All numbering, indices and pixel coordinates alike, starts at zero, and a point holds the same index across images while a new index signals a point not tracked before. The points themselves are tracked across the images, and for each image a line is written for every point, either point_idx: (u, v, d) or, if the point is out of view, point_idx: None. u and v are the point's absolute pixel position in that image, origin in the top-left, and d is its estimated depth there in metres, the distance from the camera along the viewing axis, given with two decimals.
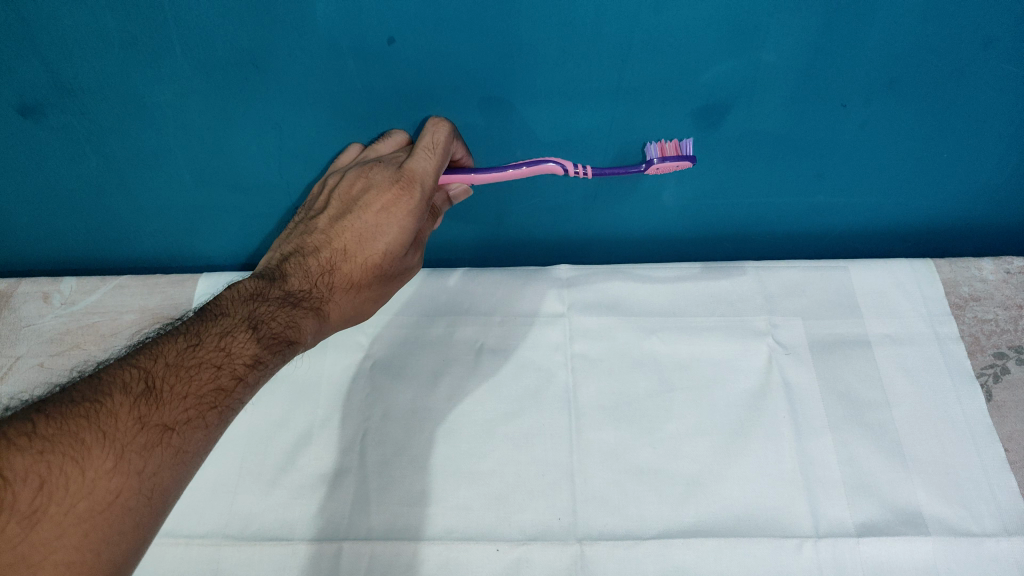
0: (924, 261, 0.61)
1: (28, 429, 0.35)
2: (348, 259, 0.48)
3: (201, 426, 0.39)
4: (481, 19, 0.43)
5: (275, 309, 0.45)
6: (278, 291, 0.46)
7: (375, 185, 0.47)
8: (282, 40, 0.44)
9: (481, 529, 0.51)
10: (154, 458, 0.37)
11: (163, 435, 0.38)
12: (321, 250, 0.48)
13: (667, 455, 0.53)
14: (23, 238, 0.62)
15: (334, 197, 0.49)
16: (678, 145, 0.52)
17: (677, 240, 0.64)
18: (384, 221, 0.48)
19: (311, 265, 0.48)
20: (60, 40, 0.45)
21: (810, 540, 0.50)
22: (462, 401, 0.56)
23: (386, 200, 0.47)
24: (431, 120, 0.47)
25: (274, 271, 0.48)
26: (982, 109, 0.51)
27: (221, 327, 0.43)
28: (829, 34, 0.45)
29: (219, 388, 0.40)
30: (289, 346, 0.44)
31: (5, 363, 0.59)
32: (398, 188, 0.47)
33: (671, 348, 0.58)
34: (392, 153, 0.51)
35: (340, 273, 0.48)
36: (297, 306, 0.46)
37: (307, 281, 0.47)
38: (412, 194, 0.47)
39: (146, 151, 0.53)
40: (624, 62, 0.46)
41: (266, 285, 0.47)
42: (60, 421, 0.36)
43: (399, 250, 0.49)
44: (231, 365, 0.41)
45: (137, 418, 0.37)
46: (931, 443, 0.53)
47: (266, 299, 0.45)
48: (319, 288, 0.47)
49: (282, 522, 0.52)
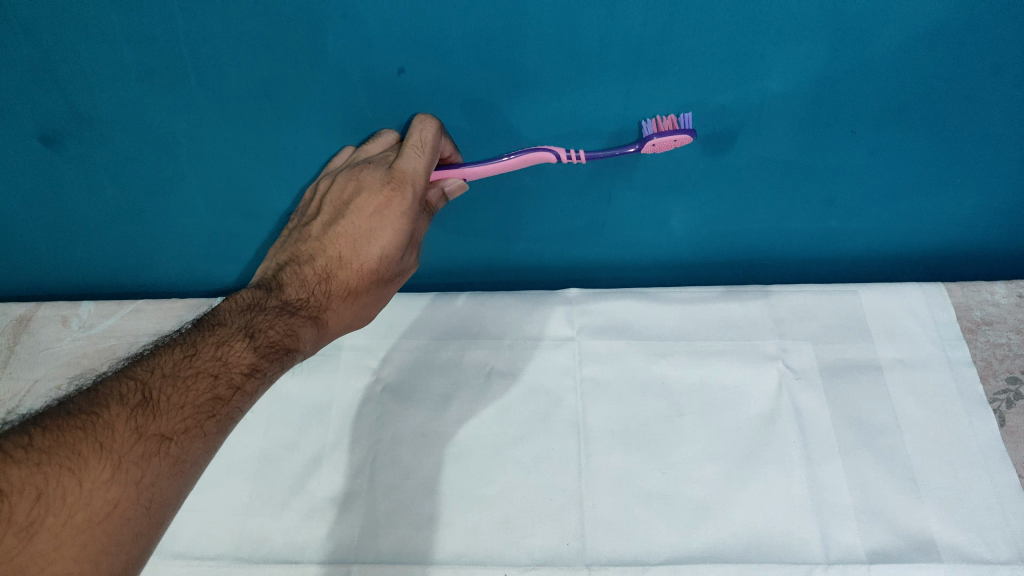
0: (936, 285, 0.60)
1: (24, 441, 0.36)
2: (344, 266, 0.49)
3: (199, 434, 0.40)
4: (488, 48, 0.44)
5: (273, 317, 0.46)
6: (276, 300, 0.47)
7: (366, 188, 0.48)
8: (295, 70, 0.46)
9: (490, 554, 0.51)
10: (152, 467, 0.38)
11: (161, 444, 0.38)
12: (316, 258, 0.49)
13: (676, 481, 0.53)
14: (44, 264, 0.63)
15: (327, 202, 0.50)
16: (676, 121, 0.48)
17: (687, 265, 0.64)
18: (378, 225, 0.48)
19: (308, 274, 0.49)
20: (78, 73, 0.46)
21: (821, 567, 0.50)
22: (472, 425, 0.56)
23: (379, 203, 0.48)
24: (416, 118, 0.46)
25: (272, 281, 0.49)
26: (990, 133, 0.51)
27: (218, 337, 0.44)
28: (833, 62, 0.45)
29: (217, 397, 0.41)
30: (288, 354, 0.45)
31: (23, 386, 0.61)
32: (390, 189, 0.47)
33: (681, 372, 0.58)
34: (382, 153, 0.49)
35: (337, 281, 0.49)
36: (296, 315, 0.47)
37: (304, 290, 0.48)
38: (404, 195, 0.47)
39: (162, 179, 0.54)
40: (630, 89, 0.47)
41: (265, 295, 0.48)
42: (55, 433, 0.37)
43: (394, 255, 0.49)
44: (229, 373, 0.42)
45: (134, 429, 0.38)
46: (943, 468, 0.53)
47: (264, 308, 0.46)
48: (317, 297, 0.48)
49: (293, 545, 0.52)
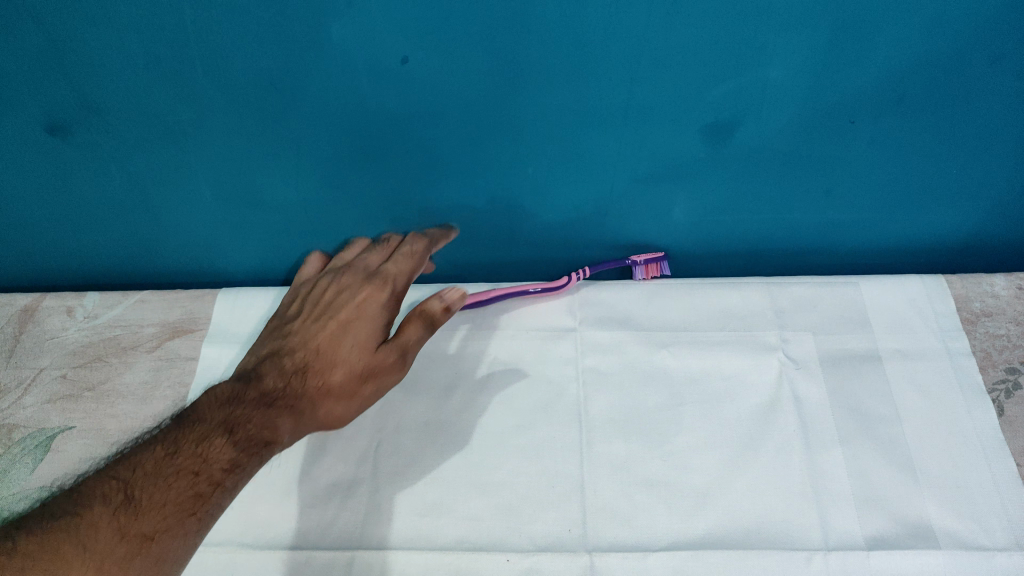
0: (935, 277, 0.62)
1: (9, 546, 0.38)
2: (321, 358, 0.52)
3: (179, 534, 0.41)
4: (494, 38, 0.44)
5: (253, 412, 0.48)
6: (254, 392, 0.49)
7: (346, 286, 0.55)
8: (301, 60, 0.46)
9: (491, 540, 0.51)
10: (134, 569, 0.39)
11: (143, 544, 0.40)
12: (295, 351, 0.52)
13: (676, 468, 0.53)
14: (49, 254, 0.64)
15: (309, 301, 0.56)
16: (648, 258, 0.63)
17: (688, 258, 0.65)
18: (355, 317, 0.53)
19: (285, 367, 0.51)
20: (86, 61, 0.47)
21: (821, 553, 0.50)
22: (475, 415, 0.56)
23: (359, 296, 0.54)
24: (410, 237, 0.57)
25: (251, 375, 0.51)
26: (989, 124, 0.51)
27: (199, 433, 0.46)
28: (835, 53, 0.46)
29: (197, 494, 0.43)
30: (265, 448, 0.46)
31: (29, 375, 0.60)
32: (371, 283, 0.55)
33: (682, 363, 0.58)
34: (361, 256, 0.58)
35: (315, 373, 0.51)
36: (273, 407, 0.48)
37: (281, 380, 0.50)
38: (383, 290, 0.54)
39: (167, 169, 0.55)
40: (634, 80, 0.47)
41: (243, 387, 0.49)
42: (40, 538, 0.39)
43: (369, 347, 0.52)
44: (209, 470, 0.44)
45: (117, 530, 0.40)
46: (942, 457, 0.53)
47: (242, 402, 0.48)
48: (295, 386, 0.50)
49: (296, 531, 0.52)
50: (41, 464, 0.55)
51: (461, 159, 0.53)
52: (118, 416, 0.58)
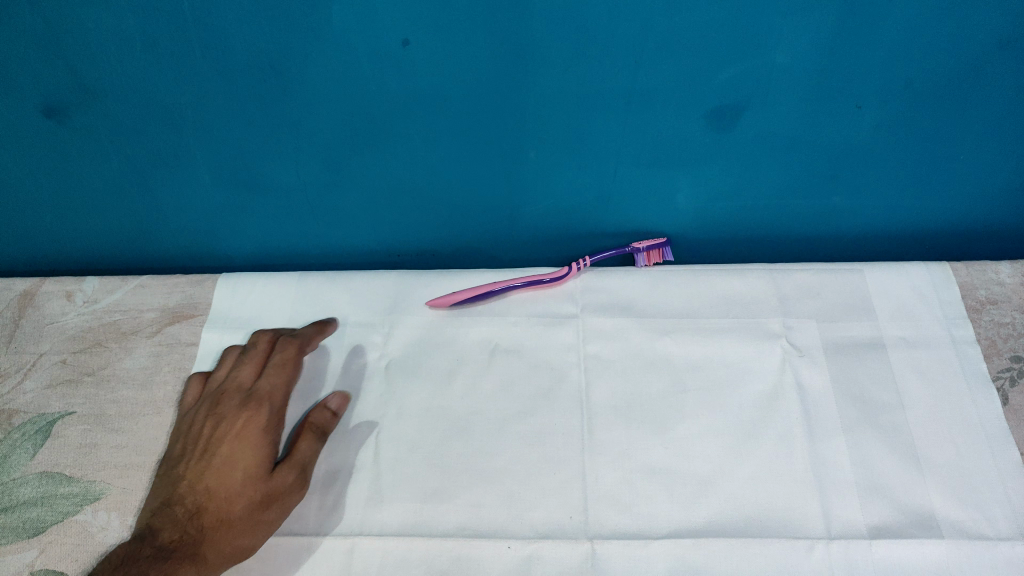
0: (940, 264, 0.61)
1: None
2: (213, 498, 0.50)
3: None
4: (496, 19, 0.44)
5: (147, 568, 0.46)
6: (149, 548, 0.48)
7: (223, 416, 0.53)
8: (301, 43, 0.46)
9: (493, 527, 0.50)
10: None
11: None
12: (186, 496, 0.50)
13: (678, 456, 0.53)
14: (47, 239, 0.63)
15: (183, 441, 0.53)
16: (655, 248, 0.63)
17: (691, 245, 0.64)
18: (236, 449, 0.51)
19: (178, 514, 0.50)
20: (83, 44, 0.46)
21: (822, 542, 0.49)
22: (476, 401, 0.56)
23: (238, 423, 0.53)
24: (282, 343, 0.57)
25: (145, 529, 0.49)
26: (996, 109, 0.51)
27: None
28: (841, 36, 0.45)
29: None
30: None
31: (29, 360, 0.60)
32: (251, 408, 0.53)
33: (685, 350, 0.58)
34: (231, 377, 0.56)
35: (209, 512, 0.49)
36: (167, 561, 0.47)
37: (177, 530, 0.49)
38: (263, 411, 0.53)
39: (166, 152, 0.54)
40: (638, 63, 0.47)
41: (137, 545, 0.48)
42: None
43: (258, 473, 0.50)
44: None
45: None
46: (946, 445, 0.53)
47: (135, 560, 0.47)
48: (189, 533, 0.48)
49: (298, 517, 0.51)
50: (40, 450, 0.55)
51: (463, 143, 0.53)
52: (117, 400, 0.57)
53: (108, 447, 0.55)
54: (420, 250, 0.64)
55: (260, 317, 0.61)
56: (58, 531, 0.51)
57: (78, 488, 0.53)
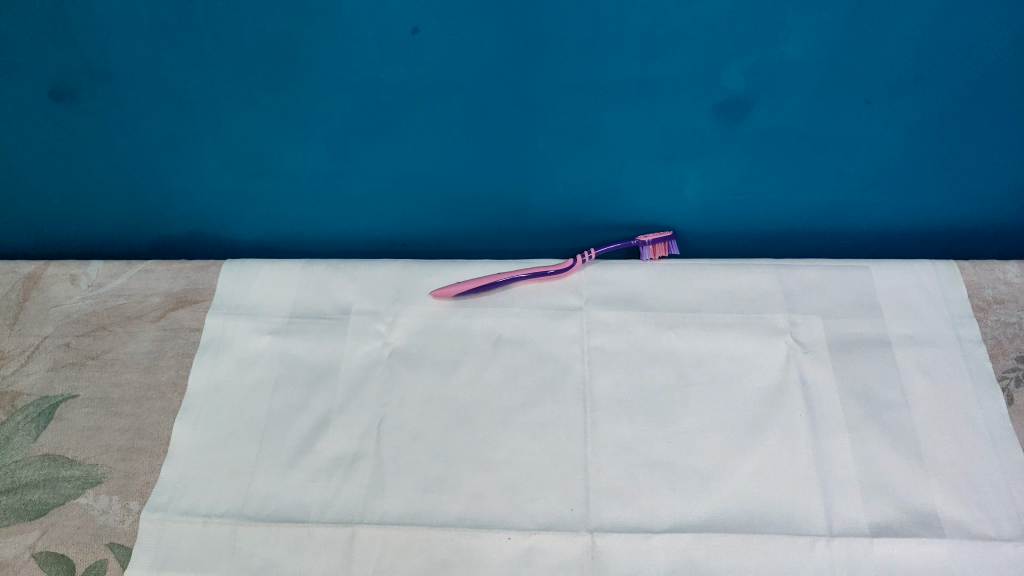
0: (948, 263, 0.61)
1: None
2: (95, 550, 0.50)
3: None
4: (508, 7, 0.44)
5: None
6: None
7: (115, 467, 0.53)
8: (311, 28, 0.46)
9: (494, 518, 0.50)
10: None
11: None
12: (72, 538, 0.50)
13: (681, 450, 0.53)
14: (52, 222, 0.63)
15: (77, 474, 0.53)
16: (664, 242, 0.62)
17: (698, 240, 0.64)
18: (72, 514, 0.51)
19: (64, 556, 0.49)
20: (92, 25, 0.46)
21: (823, 539, 0.49)
22: (479, 391, 0.56)
23: (59, 481, 0.53)
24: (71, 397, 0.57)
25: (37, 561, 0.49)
26: (1007, 107, 0.51)
27: None
28: (851, 31, 0.46)
29: None
30: None
31: (32, 342, 0.60)
32: (44, 464, 0.53)
33: (689, 344, 0.58)
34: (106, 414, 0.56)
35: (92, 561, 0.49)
36: None
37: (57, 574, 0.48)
38: (63, 468, 0.53)
39: (172, 137, 0.54)
40: (649, 54, 0.47)
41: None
42: None
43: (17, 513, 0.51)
44: None
45: None
46: (950, 444, 0.53)
47: None
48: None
49: (299, 504, 0.51)
50: (43, 432, 0.55)
51: (470, 133, 0.52)
52: (121, 385, 0.58)
53: (111, 431, 0.55)
54: (425, 240, 0.64)
55: (264, 304, 0.61)
56: (60, 513, 0.51)
57: (79, 470, 0.53)
